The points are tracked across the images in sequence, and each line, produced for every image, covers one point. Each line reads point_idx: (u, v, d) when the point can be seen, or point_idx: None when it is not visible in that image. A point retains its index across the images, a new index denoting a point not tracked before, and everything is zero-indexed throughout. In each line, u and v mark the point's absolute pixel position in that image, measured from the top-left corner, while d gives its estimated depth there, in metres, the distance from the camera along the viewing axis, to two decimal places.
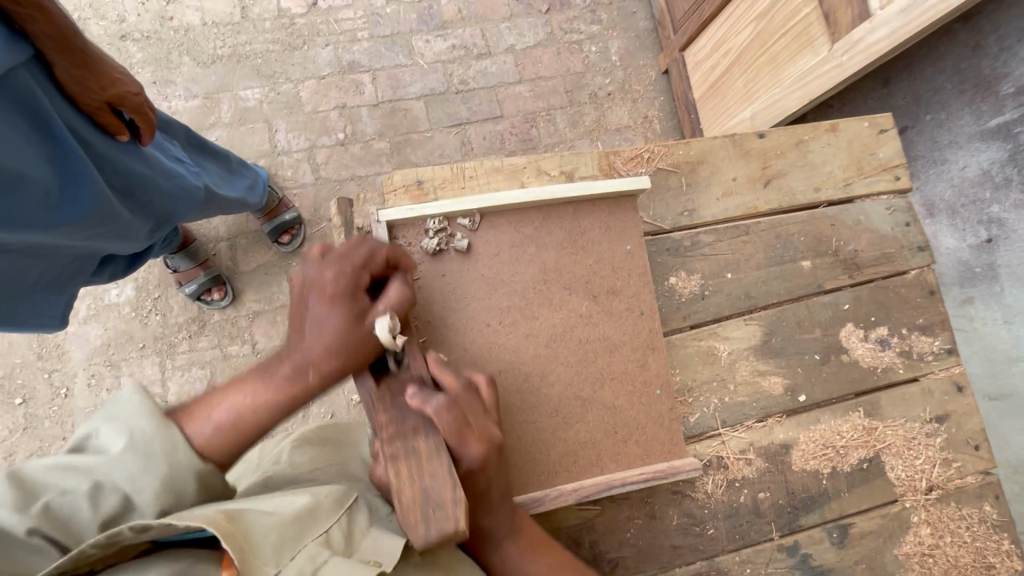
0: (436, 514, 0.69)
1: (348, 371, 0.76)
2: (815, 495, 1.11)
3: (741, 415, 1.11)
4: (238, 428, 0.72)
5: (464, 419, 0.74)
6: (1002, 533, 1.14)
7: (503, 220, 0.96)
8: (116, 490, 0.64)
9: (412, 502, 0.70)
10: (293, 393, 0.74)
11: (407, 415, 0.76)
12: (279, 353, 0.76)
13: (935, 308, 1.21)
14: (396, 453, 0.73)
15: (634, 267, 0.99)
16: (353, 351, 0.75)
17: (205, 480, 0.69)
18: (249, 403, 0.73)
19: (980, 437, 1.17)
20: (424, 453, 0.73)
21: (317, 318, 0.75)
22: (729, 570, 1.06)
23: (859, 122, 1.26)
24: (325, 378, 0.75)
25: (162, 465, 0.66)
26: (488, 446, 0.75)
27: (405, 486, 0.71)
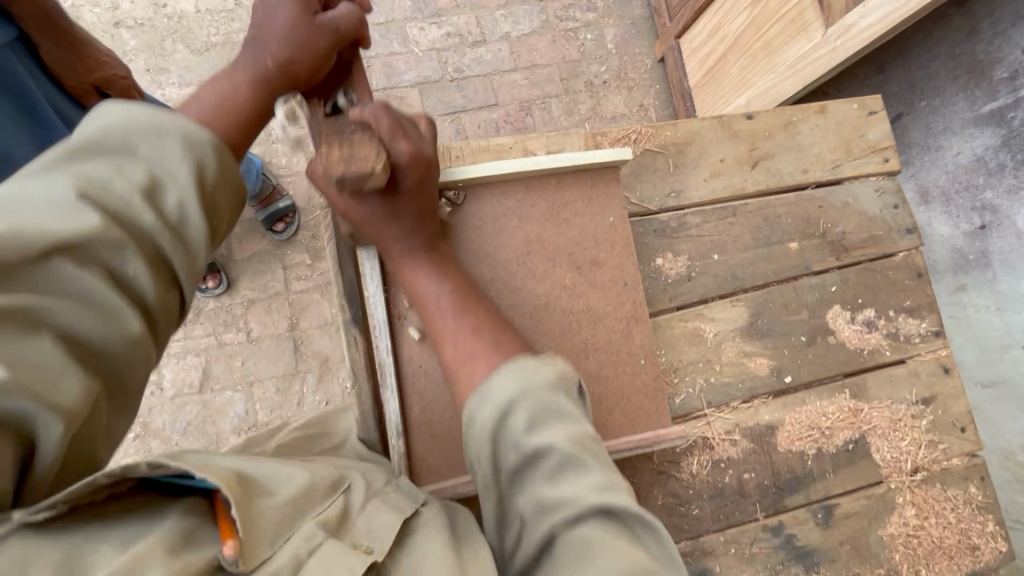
0: (355, 164, 0.67)
1: (306, 65, 0.73)
2: (800, 476, 1.11)
3: (726, 396, 1.11)
4: (224, 108, 0.67)
5: (398, 123, 0.74)
6: (986, 514, 1.14)
7: (485, 192, 0.96)
8: (137, 165, 0.53)
9: (337, 159, 0.67)
10: (255, 76, 0.71)
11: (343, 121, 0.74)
12: (238, 58, 0.73)
13: (923, 291, 1.21)
14: (323, 139, 0.70)
15: (617, 240, 0.98)
16: (308, 46, 0.73)
17: (226, 167, 0.60)
18: (224, 92, 0.69)
19: (966, 419, 1.17)
20: (355, 134, 0.71)
21: (271, 8, 0.72)
22: (713, 550, 1.06)
23: (848, 105, 1.26)
24: (285, 64, 0.72)
25: (178, 138, 0.55)
26: (418, 149, 0.75)
27: (332, 157, 0.67)
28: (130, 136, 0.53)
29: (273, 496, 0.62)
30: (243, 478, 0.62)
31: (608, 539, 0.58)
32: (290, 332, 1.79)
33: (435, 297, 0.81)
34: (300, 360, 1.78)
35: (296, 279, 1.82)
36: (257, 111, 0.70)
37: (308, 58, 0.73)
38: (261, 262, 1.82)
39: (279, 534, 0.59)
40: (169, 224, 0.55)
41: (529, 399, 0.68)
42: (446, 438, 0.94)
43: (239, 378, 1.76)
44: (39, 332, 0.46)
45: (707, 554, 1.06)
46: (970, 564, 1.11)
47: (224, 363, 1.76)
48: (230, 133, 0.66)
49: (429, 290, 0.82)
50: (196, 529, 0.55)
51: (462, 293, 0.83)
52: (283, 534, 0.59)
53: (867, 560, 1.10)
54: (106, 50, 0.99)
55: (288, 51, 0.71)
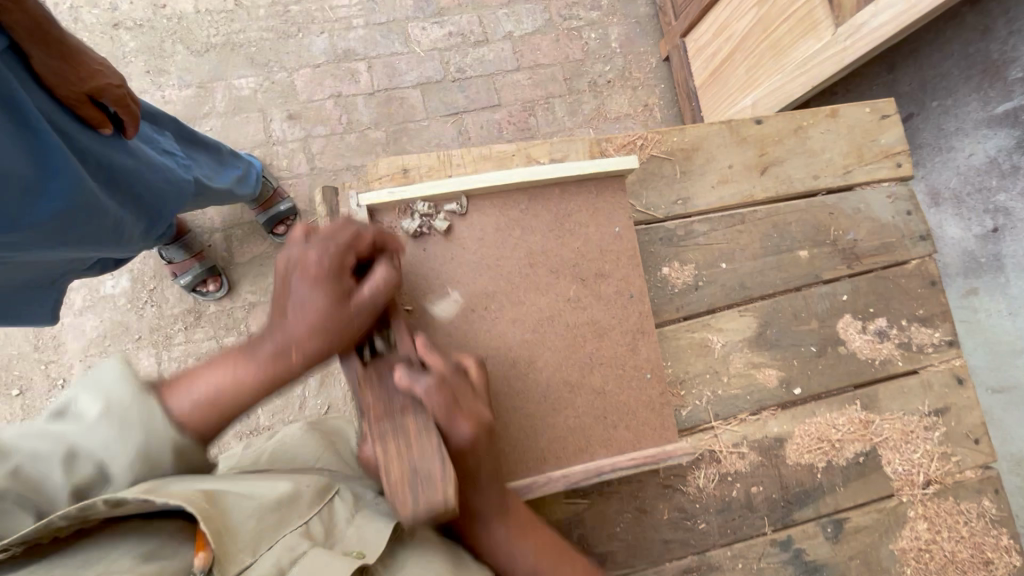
0: (425, 489, 0.66)
1: (329, 354, 0.72)
2: (810, 489, 1.09)
3: (735, 408, 1.09)
4: (213, 405, 0.67)
5: (453, 395, 0.70)
6: (1002, 529, 1.11)
7: (488, 204, 0.94)
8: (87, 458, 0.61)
9: (400, 479, 0.66)
10: (272, 368, 0.69)
11: (395, 394, 0.71)
12: (257, 334, 0.72)
13: (936, 299, 1.18)
14: (381, 432, 0.69)
15: (623, 251, 0.96)
16: (337, 331, 0.71)
17: (180, 449, 0.65)
18: (230, 378, 0.68)
19: (980, 430, 1.15)
20: (410, 420, 0.70)
21: (298, 295, 0.70)
22: (720, 565, 1.04)
23: (860, 108, 1.23)
24: (311, 359, 0.70)
25: (138, 434, 0.62)
26: (477, 420, 0.71)
27: (394, 472, 0.66)
28: (94, 428, 0.61)
29: (252, 505, 0.63)
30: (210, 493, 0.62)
31: None
32: None
33: (521, 555, 0.74)
34: None
35: None
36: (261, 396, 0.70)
37: (336, 346, 0.71)
38: (262, 267, 1.81)
39: (258, 542, 0.60)
40: (90, 515, 0.60)
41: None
42: None
43: None
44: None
45: (714, 569, 1.04)
46: None
47: None
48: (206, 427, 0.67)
49: (507, 551, 0.74)
50: (168, 548, 0.57)
51: (554, 557, 0.75)
52: (261, 542, 0.61)
53: None
54: (98, 57, 0.95)
55: (317, 343, 0.70)
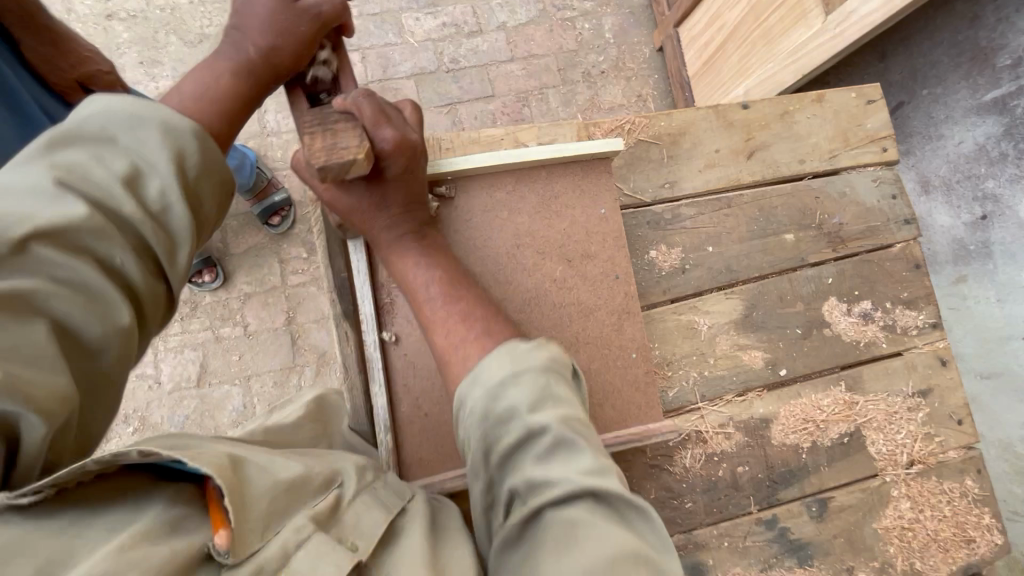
0: (338, 153, 0.66)
1: (286, 55, 0.72)
2: (795, 469, 1.10)
3: (721, 389, 1.10)
4: (206, 97, 0.68)
5: (382, 110, 0.72)
6: (983, 508, 1.13)
7: (475, 185, 0.94)
8: (119, 156, 0.54)
9: (321, 149, 0.65)
10: (238, 65, 0.70)
11: (331, 104, 0.72)
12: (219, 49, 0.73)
13: (921, 283, 1.20)
14: (312, 119, 0.67)
15: (608, 232, 0.97)
16: (287, 33, 0.71)
17: (210, 152, 0.60)
18: (206, 81, 0.69)
19: (963, 411, 1.16)
20: (339, 121, 0.68)
21: (251, 4, 0.72)
22: (706, 543, 1.06)
23: (846, 93, 1.23)
24: (267, 53, 0.70)
25: (160, 123, 0.56)
26: (403, 137, 0.73)
27: (318, 146, 0.66)
28: (108, 126, 0.54)
29: (268, 480, 0.59)
30: (237, 460, 0.59)
31: (597, 525, 0.55)
32: (287, 325, 1.79)
33: (425, 284, 0.82)
34: (298, 353, 1.77)
35: (291, 273, 1.81)
36: (244, 96, 0.70)
37: (292, 52, 0.71)
38: (257, 257, 1.81)
39: (270, 523, 0.56)
40: (152, 213, 0.55)
41: (524, 376, 0.67)
42: (436, 433, 0.93)
43: (237, 371, 1.75)
44: (36, 316, 0.47)
45: (700, 547, 1.06)
46: (966, 557, 1.11)
47: (222, 356, 1.76)
48: (209, 122, 0.67)
49: (418, 278, 0.82)
50: (185, 520, 0.53)
51: (453, 283, 0.83)
52: (274, 524, 0.56)
53: (861, 554, 1.09)
54: (85, 46, 0.97)
55: (270, 38, 0.70)
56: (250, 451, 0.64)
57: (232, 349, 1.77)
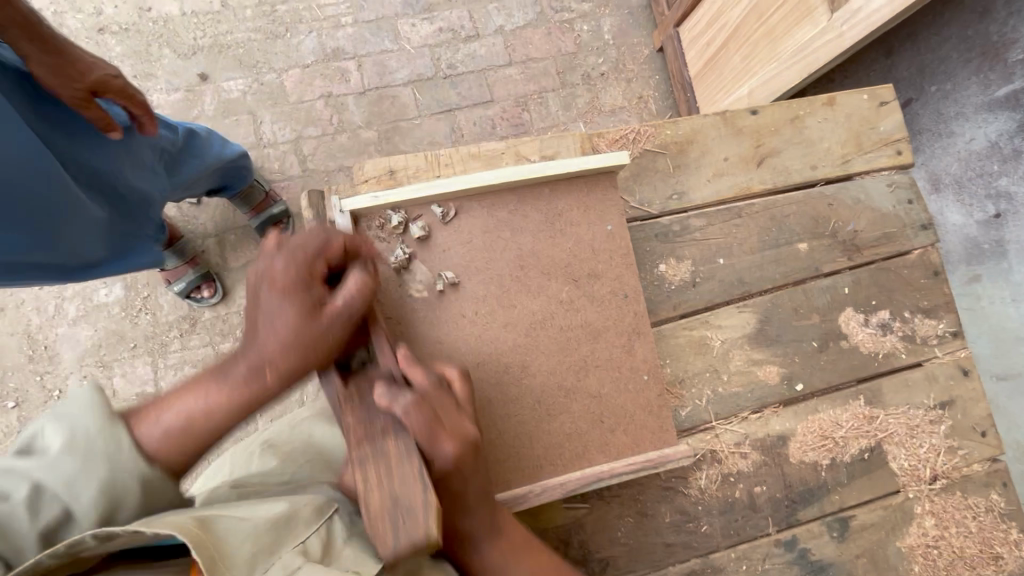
0: (403, 518, 0.62)
1: (308, 373, 0.68)
2: (814, 488, 1.06)
3: (736, 406, 1.07)
4: (193, 435, 0.65)
5: (437, 414, 0.67)
6: (1010, 522, 1.09)
7: (474, 205, 0.91)
8: (53, 503, 0.58)
9: (379, 509, 0.63)
10: (246, 396, 0.67)
11: (375, 415, 0.68)
12: (228, 357, 0.69)
13: (939, 290, 1.16)
14: (359, 455, 0.66)
15: (616, 249, 0.93)
16: (313, 351, 0.67)
17: (151, 501, 0.63)
18: (202, 407, 0.66)
19: (987, 423, 1.12)
20: (391, 446, 0.66)
21: (269, 313, 0.66)
22: (724, 567, 1.02)
23: (858, 96, 1.20)
24: (285, 374, 0.67)
25: (91, 484, 0.59)
26: (463, 441, 0.67)
27: (376, 502, 0.63)
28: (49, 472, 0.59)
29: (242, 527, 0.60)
30: (205, 518, 0.59)
31: None
32: None
33: None
34: None
35: None
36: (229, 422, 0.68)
37: (307, 366, 0.68)
38: None
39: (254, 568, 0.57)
40: None
41: None
42: None
43: None
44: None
45: (718, 571, 1.02)
46: (994, 574, 1.07)
47: None
48: (179, 460, 0.65)
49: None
50: None
51: None
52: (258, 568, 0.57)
53: (885, 574, 1.05)
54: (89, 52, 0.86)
55: (290, 361, 0.66)
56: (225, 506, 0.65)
57: None
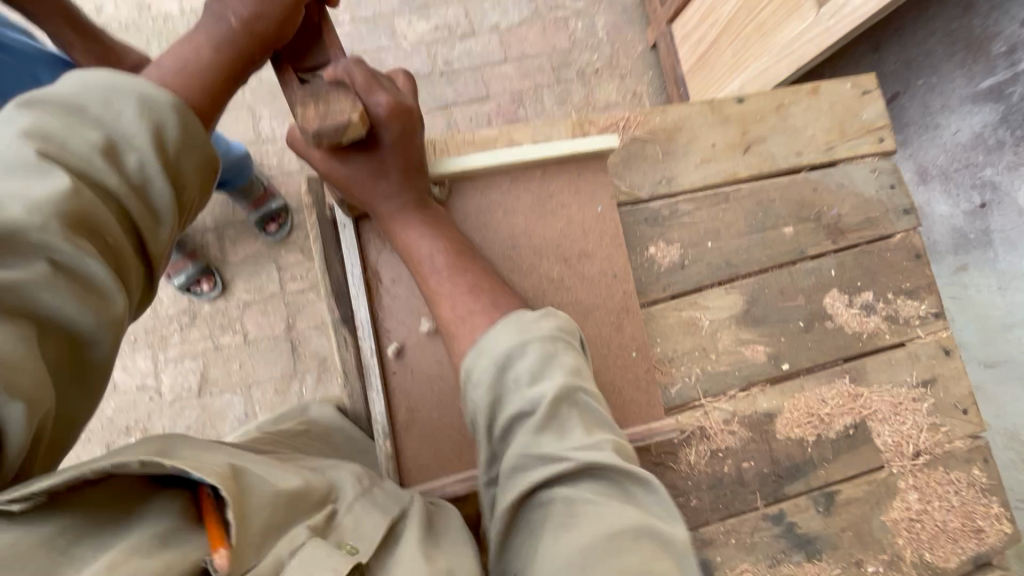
0: (333, 119, 0.69)
1: (271, 30, 0.71)
2: (800, 463, 1.09)
3: (724, 385, 1.10)
4: (197, 62, 0.66)
5: (372, 75, 0.75)
6: (991, 496, 1.12)
7: (469, 188, 0.94)
8: (97, 131, 0.53)
9: (315, 118, 0.68)
10: (221, 39, 0.68)
11: (319, 84, 0.71)
12: (199, 22, 0.71)
13: (921, 272, 1.19)
14: (300, 104, 0.69)
15: (606, 230, 0.96)
16: (268, 11, 0.70)
17: (192, 133, 0.60)
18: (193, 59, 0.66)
19: (968, 401, 1.16)
20: (331, 94, 0.70)
21: None
22: (714, 540, 1.05)
23: (842, 85, 1.23)
24: (251, 26, 0.69)
25: (136, 104, 0.56)
26: (396, 100, 0.76)
27: (312, 119, 0.68)
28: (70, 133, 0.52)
29: (264, 491, 0.59)
30: (237, 470, 0.58)
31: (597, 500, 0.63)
32: (288, 332, 1.78)
33: (429, 254, 0.84)
34: (300, 359, 1.77)
35: (291, 280, 1.81)
36: (228, 67, 0.68)
37: (273, 16, 0.70)
38: (255, 263, 1.81)
39: (267, 541, 0.55)
40: (133, 188, 0.55)
41: (529, 352, 0.74)
42: (437, 437, 0.89)
43: (239, 379, 1.75)
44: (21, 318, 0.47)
45: (707, 544, 1.05)
46: (975, 546, 1.10)
47: (224, 364, 1.75)
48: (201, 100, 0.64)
49: (419, 245, 0.85)
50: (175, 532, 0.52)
51: (459, 256, 0.86)
52: (270, 542, 0.56)
53: (869, 547, 1.08)
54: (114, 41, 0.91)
55: (253, 8, 0.69)
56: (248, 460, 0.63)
57: (234, 357, 1.76)
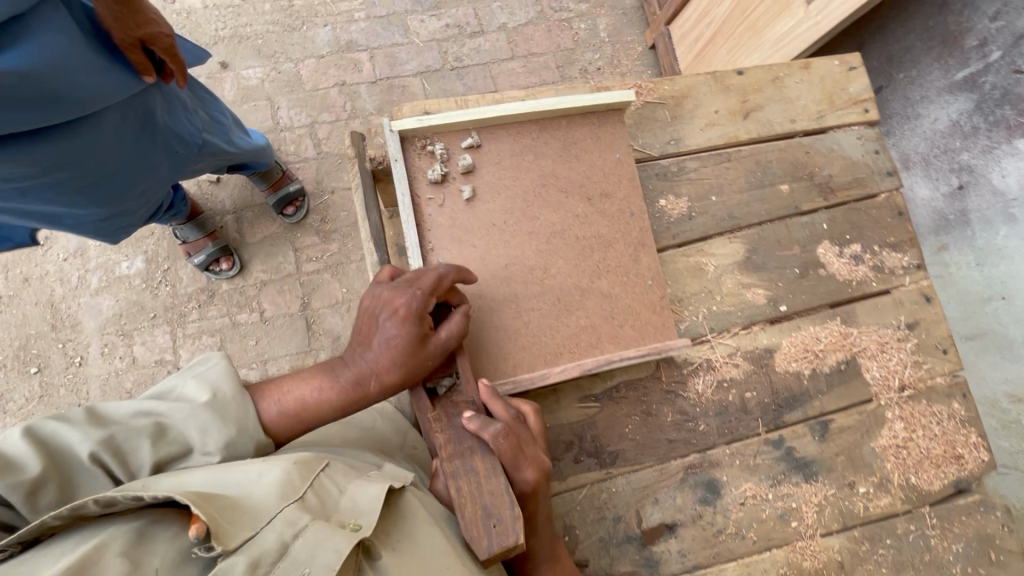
0: (499, 535, 0.77)
1: (397, 388, 0.90)
2: (798, 394, 1.21)
3: (729, 322, 1.21)
4: (314, 410, 0.87)
5: (519, 446, 0.84)
6: (970, 428, 1.24)
7: (503, 133, 1.05)
8: (172, 445, 0.76)
9: (473, 515, 0.78)
10: (348, 392, 0.88)
11: (464, 438, 0.85)
12: (343, 362, 0.90)
13: (904, 228, 1.32)
14: (456, 474, 0.82)
15: (624, 174, 1.08)
16: (405, 372, 0.88)
17: (252, 459, 0.83)
18: (316, 395, 0.87)
19: (948, 342, 1.27)
20: (484, 474, 0.81)
21: (384, 335, 0.88)
22: (720, 462, 1.15)
23: (830, 62, 1.37)
24: (379, 391, 0.88)
25: (217, 443, 0.78)
26: (537, 470, 0.85)
27: (469, 504, 0.79)
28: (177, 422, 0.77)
29: (237, 500, 0.69)
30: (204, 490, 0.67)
31: None
32: (303, 311, 1.94)
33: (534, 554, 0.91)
34: (315, 336, 1.92)
35: (307, 262, 1.98)
36: (331, 414, 0.89)
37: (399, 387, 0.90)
38: (274, 246, 1.99)
39: (255, 521, 0.67)
40: None
41: None
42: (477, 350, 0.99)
43: (255, 354, 1.89)
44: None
45: (714, 466, 1.15)
46: (956, 472, 1.21)
47: (241, 340, 1.89)
48: (288, 430, 0.86)
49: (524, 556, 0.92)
50: (155, 526, 0.64)
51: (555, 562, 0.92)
52: (258, 521, 0.67)
53: (861, 470, 1.19)
54: (156, 11, 1.04)
55: (387, 381, 0.88)
56: (222, 472, 0.73)
57: (251, 334, 1.91)
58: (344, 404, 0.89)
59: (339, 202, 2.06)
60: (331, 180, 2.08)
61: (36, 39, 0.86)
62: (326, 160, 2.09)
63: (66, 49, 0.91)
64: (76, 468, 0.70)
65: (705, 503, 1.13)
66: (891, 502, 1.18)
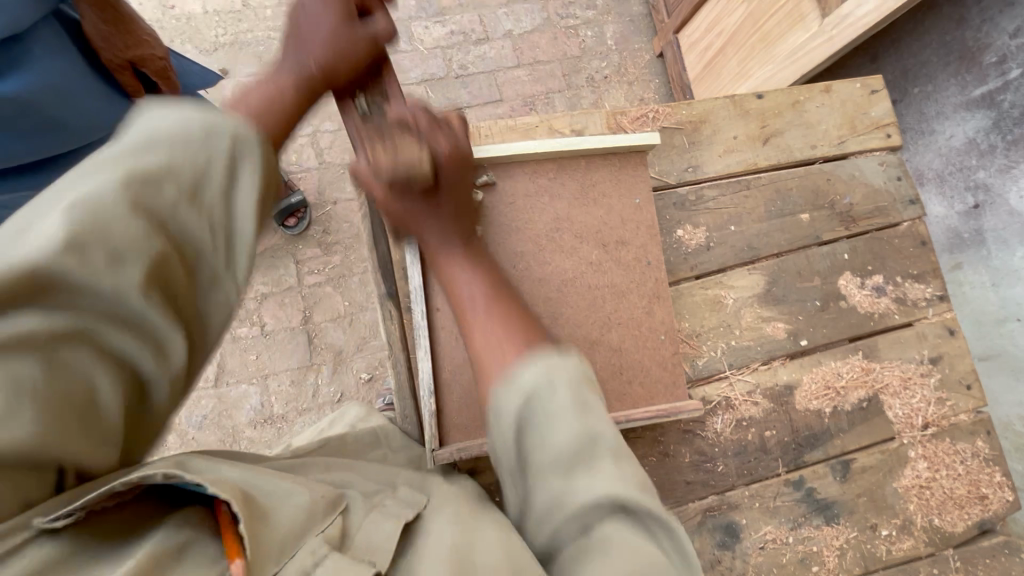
0: (402, 161, 0.73)
1: (340, 71, 0.75)
2: (819, 433, 1.17)
3: (748, 358, 1.17)
4: (262, 104, 0.67)
5: (435, 121, 0.79)
6: (994, 467, 1.20)
7: (519, 172, 1.01)
8: (197, 182, 0.48)
9: (385, 161, 0.73)
10: (294, 75, 0.71)
11: (385, 122, 0.77)
12: (274, 63, 0.74)
13: (927, 258, 1.28)
14: (371, 143, 0.74)
15: (643, 220, 1.04)
16: (342, 48, 0.74)
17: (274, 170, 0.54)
18: (262, 90, 0.69)
19: (972, 377, 1.23)
20: (397, 135, 0.74)
21: (310, 19, 0.74)
22: (739, 504, 1.12)
23: (851, 85, 1.32)
24: (324, 66, 0.73)
25: (239, 139, 0.51)
26: (456, 146, 0.80)
27: (384, 157, 0.73)
28: (185, 145, 0.48)
29: (273, 514, 0.58)
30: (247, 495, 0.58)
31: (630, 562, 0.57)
32: (304, 325, 1.89)
33: None
34: (316, 352, 1.87)
35: (308, 274, 1.93)
36: (291, 107, 0.70)
37: (343, 69, 0.75)
38: (274, 257, 1.93)
39: (286, 549, 0.56)
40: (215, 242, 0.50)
41: None
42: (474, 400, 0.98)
43: (255, 370, 1.85)
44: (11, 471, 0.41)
45: (733, 508, 1.11)
46: (980, 513, 1.18)
47: (240, 355, 1.85)
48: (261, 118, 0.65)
49: None
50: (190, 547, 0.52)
51: None
52: (289, 550, 0.56)
53: (883, 512, 1.15)
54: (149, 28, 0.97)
55: (328, 54, 0.73)
56: (254, 478, 0.62)
57: (250, 349, 1.86)
58: (292, 89, 0.71)
59: (342, 212, 2.00)
60: (332, 191, 2.02)
61: (33, 69, 0.82)
62: (328, 171, 2.03)
63: (65, 77, 0.87)
64: (97, 247, 0.41)
65: (724, 547, 1.10)
66: (915, 544, 1.15)
